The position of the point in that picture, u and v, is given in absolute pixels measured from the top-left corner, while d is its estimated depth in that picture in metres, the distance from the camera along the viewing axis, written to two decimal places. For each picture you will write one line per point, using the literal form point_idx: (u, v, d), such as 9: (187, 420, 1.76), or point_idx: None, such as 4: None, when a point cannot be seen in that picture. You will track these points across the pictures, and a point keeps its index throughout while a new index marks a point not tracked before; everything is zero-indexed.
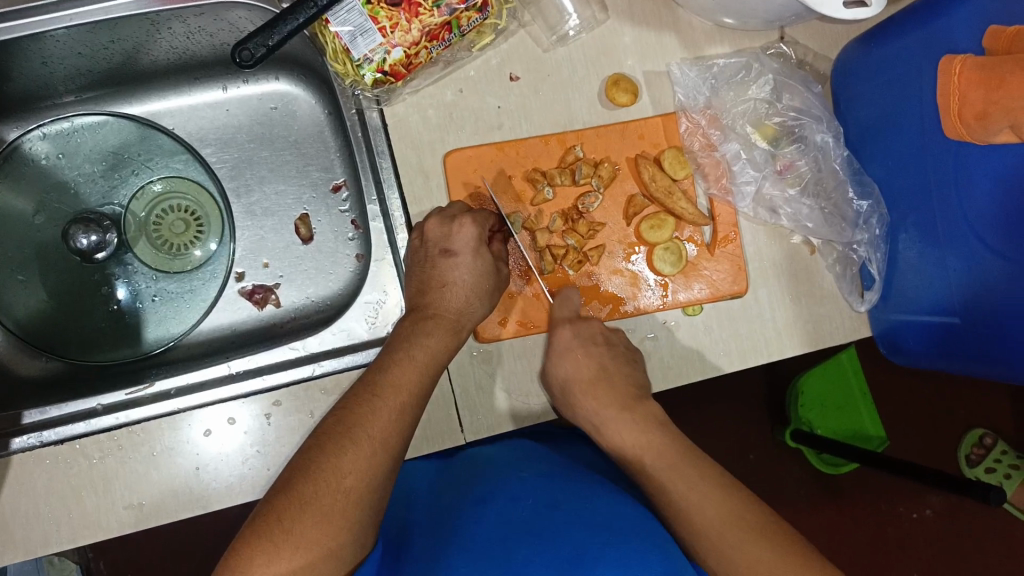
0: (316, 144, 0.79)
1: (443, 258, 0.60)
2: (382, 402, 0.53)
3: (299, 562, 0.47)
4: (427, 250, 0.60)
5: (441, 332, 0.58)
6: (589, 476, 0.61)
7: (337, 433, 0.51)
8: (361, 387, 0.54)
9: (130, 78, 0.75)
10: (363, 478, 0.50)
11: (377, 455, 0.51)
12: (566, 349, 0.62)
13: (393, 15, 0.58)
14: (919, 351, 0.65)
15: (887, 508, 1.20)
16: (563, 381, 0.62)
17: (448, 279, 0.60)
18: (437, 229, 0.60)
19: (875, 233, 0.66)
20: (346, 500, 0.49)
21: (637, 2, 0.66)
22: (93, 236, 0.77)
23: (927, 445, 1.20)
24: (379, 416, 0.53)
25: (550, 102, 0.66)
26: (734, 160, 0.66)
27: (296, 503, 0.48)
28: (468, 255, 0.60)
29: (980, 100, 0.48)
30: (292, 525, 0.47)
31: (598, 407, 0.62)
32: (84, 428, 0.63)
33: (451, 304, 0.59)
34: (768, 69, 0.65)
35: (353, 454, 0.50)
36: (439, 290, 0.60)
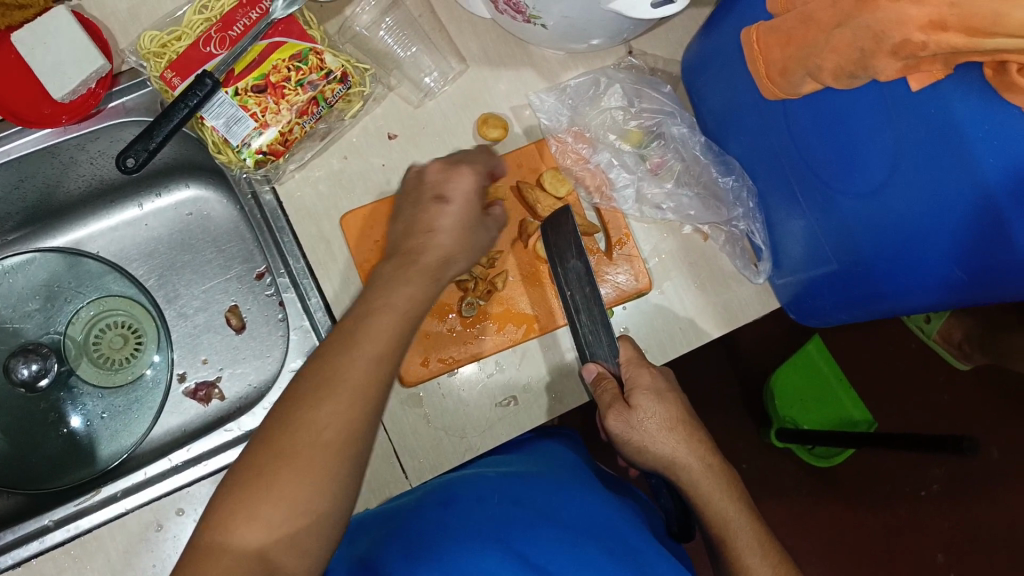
0: (234, 238, 0.83)
1: (437, 203, 0.57)
2: (332, 403, 0.48)
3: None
4: (423, 193, 0.58)
5: (416, 283, 0.55)
6: (556, 489, 0.64)
7: (284, 439, 0.47)
8: (316, 385, 0.48)
9: (47, 213, 0.80)
10: (306, 497, 0.46)
11: (329, 472, 0.47)
12: (662, 388, 0.62)
13: (261, 100, 0.64)
14: (829, 308, 0.66)
15: (886, 486, 1.19)
16: (655, 410, 0.61)
17: (438, 225, 0.57)
18: (440, 174, 0.59)
19: (748, 205, 0.69)
20: (289, 517, 0.45)
21: (490, 47, 0.71)
22: (33, 365, 0.80)
23: (908, 414, 1.20)
24: (323, 423, 0.47)
25: (430, 151, 0.70)
26: (608, 168, 0.71)
27: (235, 512, 0.45)
28: (460, 205, 0.58)
29: (778, 58, 0.52)
30: (231, 532, 0.45)
31: (657, 423, 0.61)
32: (38, 546, 0.65)
33: (427, 257, 0.56)
34: (616, 80, 0.70)
35: (300, 454, 0.46)
36: (424, 238, 0.57)
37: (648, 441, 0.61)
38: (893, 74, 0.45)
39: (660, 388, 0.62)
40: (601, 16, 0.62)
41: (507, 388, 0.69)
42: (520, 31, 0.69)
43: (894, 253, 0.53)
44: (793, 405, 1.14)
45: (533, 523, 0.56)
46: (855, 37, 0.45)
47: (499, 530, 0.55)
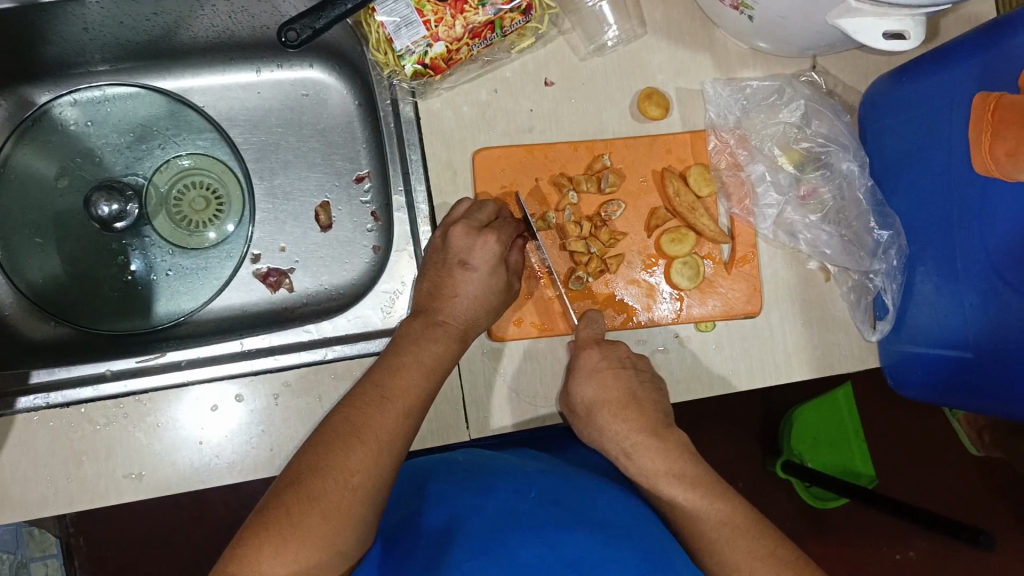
0: (343, 133, 0.79)
1: (461, 270, 0.61)
2: (389, 405, 0.55)
3: (308, 556, 0.47)
4: (447, 256, 0.62)
5: (447, 340, 0.60)
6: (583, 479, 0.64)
7: (344, 431, 0.52)
8: (364, 391, 0.56)
9: (166, 53, 0.76)
10: (369, 477, 0.51)
11: (382, 456, 0.53)
12: (601, 366, 0.62)
13: (439, 9, 0.59)
14: (933, 390, 0.65)
15: (874, 547, 1.19)
16: (586, 389, 0.62)
17: (461, 291, 0.61)
18: (463, 239, 0.61)
19: (892, 263, 0.66)
20: (352, 498, 0.50)
21: (675, 20, 0.67)
22: (114, 206, 0.77)
23: (918, 485, 1.20)
24: (396, 404, 0.55)
25: (582, 110, 0.67)
26: (758, 182, 0.67)
27: (302, 497, 0.49)
28: (485, 273, 0.61)
29: (1011, 138, 0.49)
30: (301, 518, 0.48)
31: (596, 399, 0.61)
32: (90, 393, 0.64)
33: (459, 314, 0.61)
34: (801, 95, 0.67)
35: (360, 453, 0.52)
36: (449, 299, 0.61)
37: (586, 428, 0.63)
38: None
39: (601, 366, 0.62)
40: (812, 25, 0.58)
41: None
42: (715, 13, 0.65)
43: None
44: (805, 442, 1.14)
45: (559, 509, 0.57)
46: None
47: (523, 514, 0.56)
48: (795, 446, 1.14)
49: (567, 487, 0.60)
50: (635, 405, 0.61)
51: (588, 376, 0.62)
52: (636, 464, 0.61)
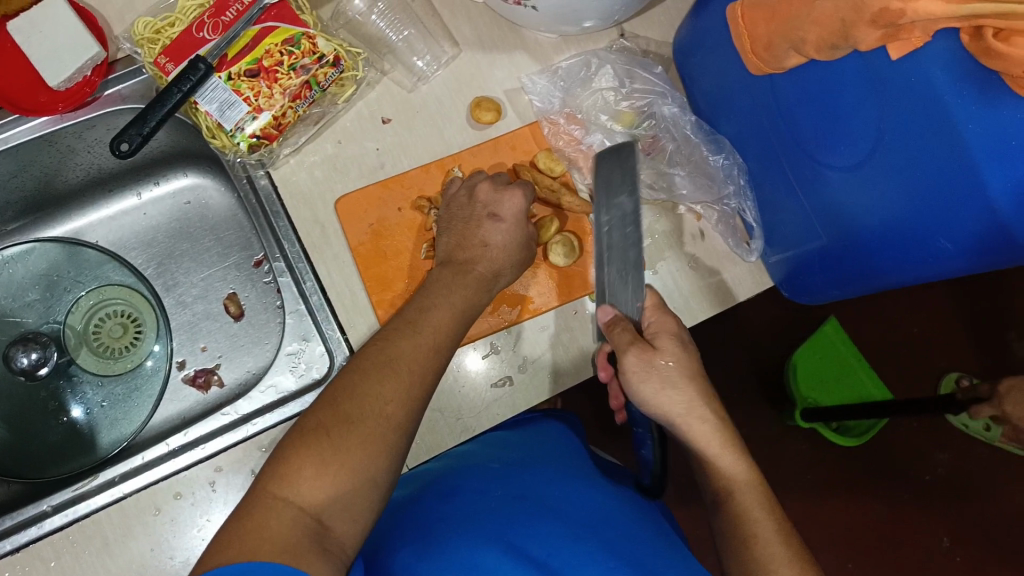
0: (230, 226, 0.83)
1: (490, 220, 0.66)
2: (375, 390, 0.54)
3: (343, 480, 0.49)
4: (476, 208, 0.66)
5: (405, 327, 0.58)
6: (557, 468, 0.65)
7: (374, 361, 0.55)
8: (343, 385, 0.55)
9: (46, 203, 0.80)
10: (340, 475, 0.49)
11: (414, 392, 0.55)
12: (679, 335, 0.63)
13: (254, 85, 0.64)
14: (820, 284, 0.66)
15: (889, 468, 1.18)
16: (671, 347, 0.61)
17: (490, 239, 0.66)
18: (491, 192, 0.67)
19: (740, 183, 0.69)
20: (385, 426, 0.52)
21: (483, 30, 0.72)
22: (33, 354, 0.81)
23: (908, 396, 1.20)
24: (376, 402, 0.53)
25: (423, 135, 0.71)
26: (600, 150, 0.71)
27: (331, 424, 0.52)
28: (512, 223, 0.66)
29: (762, 32, 0.53)
30: (340, 438, 0.51)
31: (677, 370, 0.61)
32: (37, 531, 0.66)
33: (492, 260, 0.65)
34: (606, 60, 0.70)
35: (395, 386, 0.54)
36: (478, 248, 0.65)
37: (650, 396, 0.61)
38: (873, 43, 0.46)
39: (681, 338, 0.63)
40: None
41: (501, 368, 0.69)
42: (512, 14, 0.70)
43: (875, 216, 0.53)
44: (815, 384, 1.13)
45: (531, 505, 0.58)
46: (837, 8, 0.45)
47: (501, 511, 0.57)
48: (806, 392, 1.12)
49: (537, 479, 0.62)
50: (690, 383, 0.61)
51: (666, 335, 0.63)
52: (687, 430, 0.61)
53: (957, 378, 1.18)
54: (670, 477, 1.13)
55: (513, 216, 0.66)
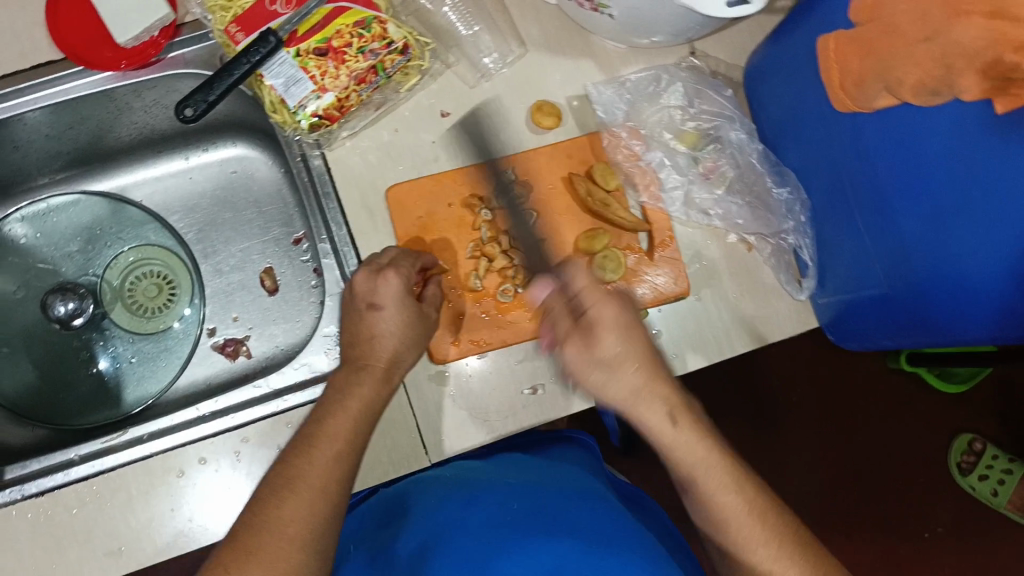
0: (276, 200, 0.83)
1: (371, 312, 0.62)
2: (319, 449, 0.54)
3: None
4: (357, 303, 0.62)
5: (374, 382, 0.59)
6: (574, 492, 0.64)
7: (275, 481, 0.52)
8: (297, 443, 0.55)
9: (98, 156, 0.80)
10: (306, 526, 0.50)
11: (318, 505, 0.51)
12: (625, 319, 0.57)
13: (322, 64, 0.64)
14: (869, 332, 0.65)
15: (902, 523, 1.15)
16: (610, 339, 0.56)
17: (377, 330, 0.61)
18: (367, 283, 0.62)
19: (800, 219, 0.68)
20: (292, 544, 0.49)
21: (552, 33, 0.71)
22: (70, 304, 0.81)
23: (929, 450, 1.16)
24: (281, 520, 0.50)
25: (481, 132, 0.70)
26: (659, 168, 0.70)
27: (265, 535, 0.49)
28: (394, 308, 0.62)
29: (854, 68, 0.52)
30: (250, 558, 0.48)
31: (618, 357, 0.56)
32: (62, 479, 0.66)
33: (380, 353, 0.61)
34: (677, 78, 0.70)
35: (295, 501, 0.51)
36: (368, 341, 0.61)
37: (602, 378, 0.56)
38: (976, 94, 0.45)
39: (628, 322, 0.57)
40: (667, 12, 0.61)
41: (534, 375, 0.68)
42: (585, 21, 0.68)
43: (940, 274, 0.52)
44: None
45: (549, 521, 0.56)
46: (941, 53, 0.44)
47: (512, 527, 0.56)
48: None
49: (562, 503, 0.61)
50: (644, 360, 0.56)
51: (614, 331, 0.56)
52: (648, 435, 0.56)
53: (970, 441, 1.15)
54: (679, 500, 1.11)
55: (393, 301, 0.61)
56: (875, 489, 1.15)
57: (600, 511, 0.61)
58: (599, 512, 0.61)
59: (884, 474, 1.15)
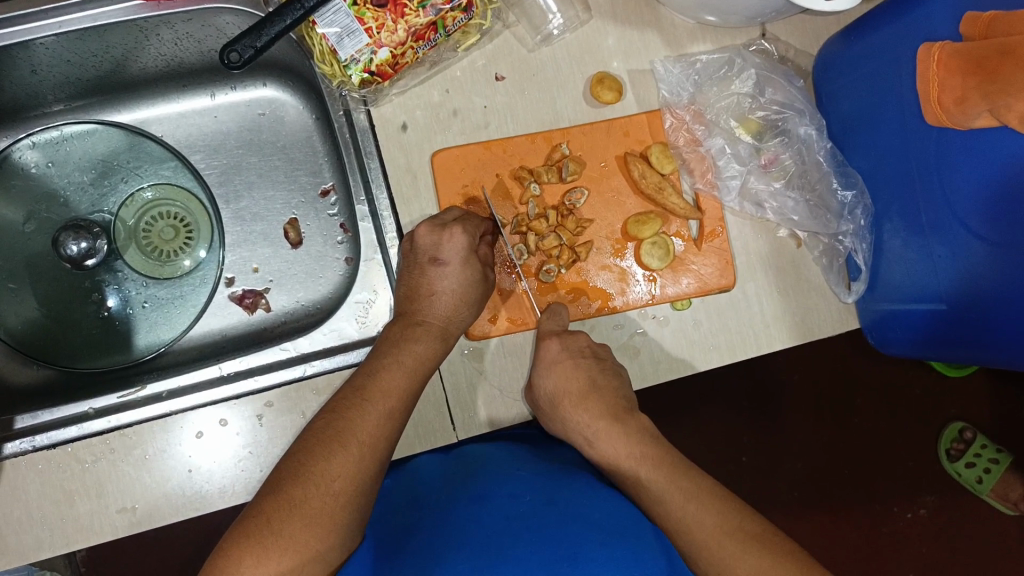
0: (305, 148, 0.79)
1: (433, 267, 0.61)
2: (370, 407, 0.55)
3: (287, 562, 0.47)
4: (418, 257, 0.61)
5: (430, 339, 0.59)
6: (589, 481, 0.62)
7: (322, 435, 0.53)
8: (346, 396, 0.55)
9: (119, 86, 0.76)
10: (350, 483, 0.51)
11: (364, 459, 0.53)
12: (561, 357, 0.61)
13: (379, 16, 0.59)
14: (911, 339, 0.65)
15: (886, 509, 1.17)
16: (547, 383, 0.62)
17: (436, 287, 0.61)
18: (429, 237, 0.60)
19: (859, 223, 0.66)
20: (332, 504, 0.50)
21: (619, 2, 0.67)
22: (83, 243, 0.77)
23: (923, 439, 1.19)
24: (320, 477, 0.50)
25: (535, 100, 0.67)
26: (718, 155, 0.67)
27: (284, 505, 0.49)
28: (457, 265, 0.61)
29: (957, 85, 0.50)
30: (279, 524, 0.48)
31: (556, 391, 0.61)
32: (76, 432, 0.64)
33: (438, 312, 0.61)
34: (751, 65, 0.66)
35: (342, 458, 0.52)
36: (427, 298, 0.61)
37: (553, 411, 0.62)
38: None
39: (566, 357, 0.62)
40: None
41: None
42: None
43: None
44: None
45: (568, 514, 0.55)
46: None
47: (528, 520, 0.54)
48: None
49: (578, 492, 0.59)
50: (596, 396, 0.61)
51: (547, 368, 0.62)
52: (599, 450, 0.61)
53: (961, 429, 1.17)
54: None
55: (457, 259, 0.60)
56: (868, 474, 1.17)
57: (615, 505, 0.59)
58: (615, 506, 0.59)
59: (874, 460, 1.18)
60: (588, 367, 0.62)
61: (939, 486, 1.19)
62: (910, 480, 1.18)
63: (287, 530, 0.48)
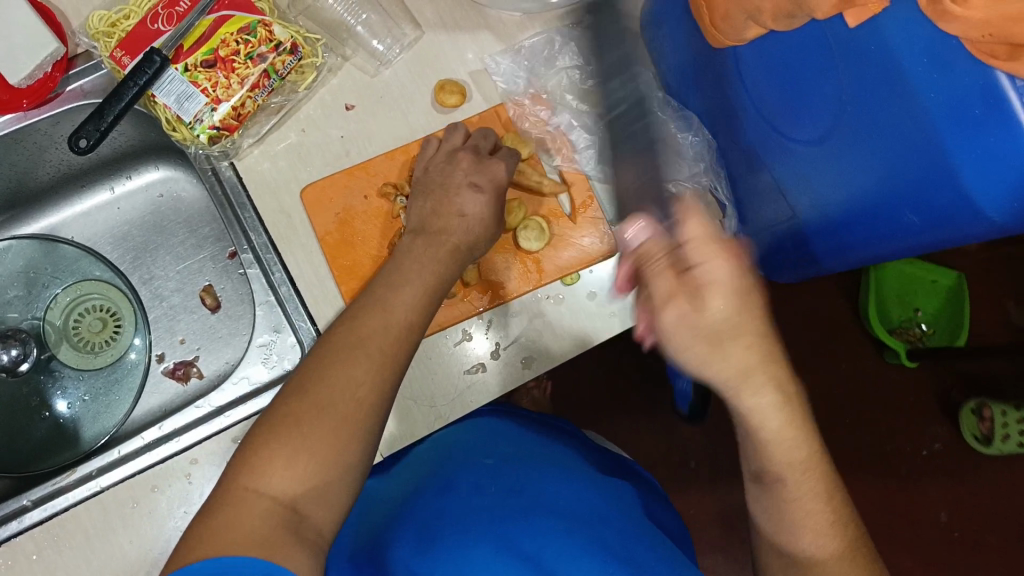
0: (205, 217, 0.83)
1: (472, 189, 0.64)
2: (372, 322, 0.55)
3: (314, 473, 0.48)
4: (457, 177, 0.64)
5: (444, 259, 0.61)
6: (553, 467, 0.68)
7: (346, 343, 0.53)
8: (361, 307, 0.57)
9: (21, 199, 0.80)
10: (375, 391, 0.52)
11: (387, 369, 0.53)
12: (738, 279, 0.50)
13: (212, 75, 0.63)
14: (800, 262, 0.66)
15: (889, 446, 1.14)
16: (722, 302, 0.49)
17: (466, 209, 0.63)
18: (474, 165, 0.65)
19: (706, 162, 0.71)
20: (354, 407, 0.51)
21: (445, 12, 0.71)
22: (14, 350, 0.81)
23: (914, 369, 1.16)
24: (345, 386, 0.51)
25: (388, 120, 0.70)
26: (568, 130, 0.72)
27: (307, 407, 0.50)
28: (491, 195, 0.65)
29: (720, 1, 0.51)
30: (298, 431, 0.49)
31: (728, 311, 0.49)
32: (17, 526, 0.66)
33: (462, 233, 0.63)
34: (569, 39, 0.71)
35: (363, 364, 0.52)
36: (453, 216, 0.63)
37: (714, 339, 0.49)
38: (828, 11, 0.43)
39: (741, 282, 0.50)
40: None
41: (475, 355, 0.68)
42: None
43: (835, 192, 0.53)
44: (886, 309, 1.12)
45: (524, 502, 0.60)
46: None
47: (491, 510, 0.59)
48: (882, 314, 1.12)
49: (541, 480, 0.64)
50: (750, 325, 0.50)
51: (727, 287, 0.50)
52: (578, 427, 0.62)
53: (978, 408, 1.11)
54: (665, 455, 1.11)
55: (493, 188, 0.65)
56: (864, 416, 1.15)
57: (574, 487, 0.65)
58: (574, 488, 0.65)
59: (868, 402, 1.15)
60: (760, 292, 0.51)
61: (944, 413, 1.15)
62: (907, 410, 1.15)
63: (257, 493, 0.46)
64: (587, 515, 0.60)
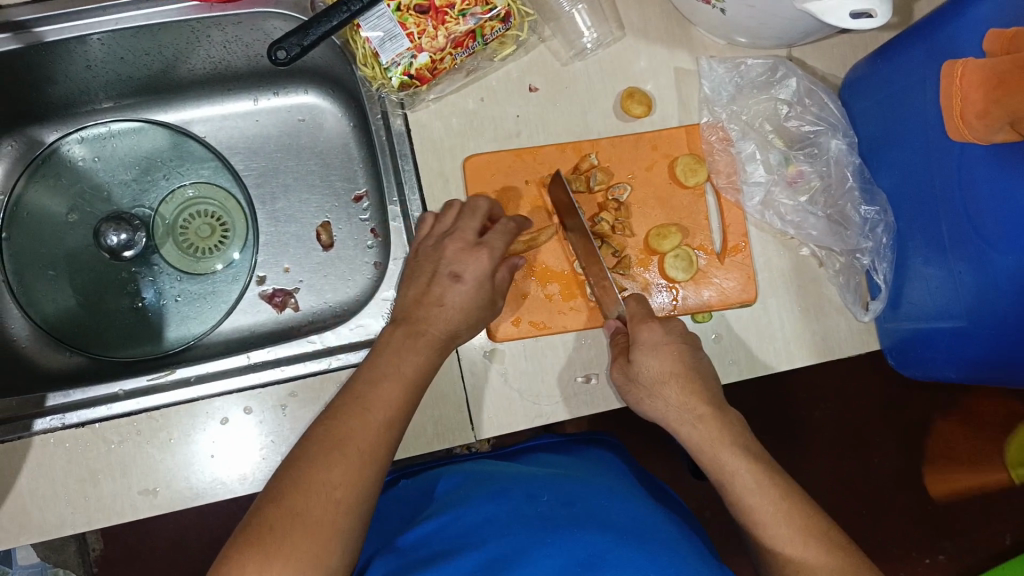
0: (340, 154, 0.82)
1: (451, 279, 0.60)
2: (403, 347, 0.58)
3: (345, 467, 0.51)
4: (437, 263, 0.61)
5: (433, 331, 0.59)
6: (615, 484, 0.62)
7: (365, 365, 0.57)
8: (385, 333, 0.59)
9: (166, 86, 0.79)
10: (394, 407, 0.55)
11: (409, 390, 0.57)
12: (666, 339, 0.61)
13: (421, 22, 0.62)
14: (936, 360, 0.65)
15: (916, 553, 1.12)
16: (651, 362, 0.60)
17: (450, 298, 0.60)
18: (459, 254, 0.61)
19: (880, 241, 0.67)
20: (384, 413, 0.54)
21: (652, 22, 0.69)
22: (122, 235, 0.80)
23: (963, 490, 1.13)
24: (376, 390, 0.55)
25: (567, 112, 0.69)
26: (748, 160, 0.69)
27: (352, 400, 0.54)
28: (469, 286, 0.60)
29: (978, 99, 0.52)
30: (344, 422, 0.53)
31: (660, 372, 0.60)
32: (105, 412, 0.65)
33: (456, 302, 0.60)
34: (792, 72, 0.68)
35: (386, 383, 0.56)
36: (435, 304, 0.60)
37: (643, 396, 0.61)
38: None
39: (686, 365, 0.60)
40: (785, 15, 0.59)
41: (588, 364, 0.67)
42: (689, 11, 0.67)
43: None
44: None
45: (577, 514, 0.54)
46: None
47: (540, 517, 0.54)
48: None
49: (598, 494, 0.58)
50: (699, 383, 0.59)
51: (651, 350, 0.60)
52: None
53: None
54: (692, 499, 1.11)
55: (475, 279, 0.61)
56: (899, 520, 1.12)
57: (634, 506, 0.58)
58: (635, 506, 0.58)
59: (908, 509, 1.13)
60: (687, 352, 0.60)
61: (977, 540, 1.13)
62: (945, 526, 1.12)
63: (309, 480, 0.50)
64: (645, 530, 0.53)
